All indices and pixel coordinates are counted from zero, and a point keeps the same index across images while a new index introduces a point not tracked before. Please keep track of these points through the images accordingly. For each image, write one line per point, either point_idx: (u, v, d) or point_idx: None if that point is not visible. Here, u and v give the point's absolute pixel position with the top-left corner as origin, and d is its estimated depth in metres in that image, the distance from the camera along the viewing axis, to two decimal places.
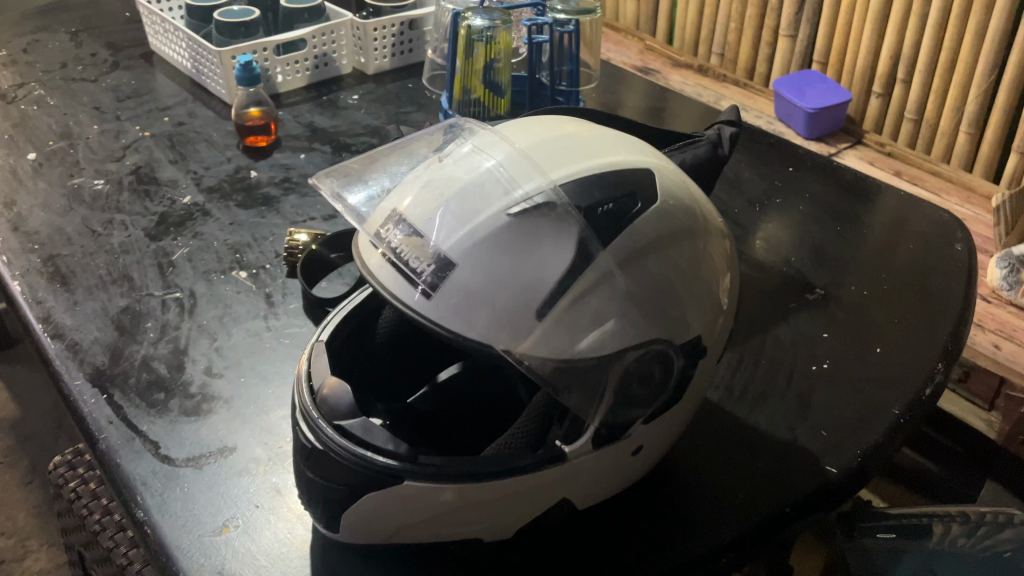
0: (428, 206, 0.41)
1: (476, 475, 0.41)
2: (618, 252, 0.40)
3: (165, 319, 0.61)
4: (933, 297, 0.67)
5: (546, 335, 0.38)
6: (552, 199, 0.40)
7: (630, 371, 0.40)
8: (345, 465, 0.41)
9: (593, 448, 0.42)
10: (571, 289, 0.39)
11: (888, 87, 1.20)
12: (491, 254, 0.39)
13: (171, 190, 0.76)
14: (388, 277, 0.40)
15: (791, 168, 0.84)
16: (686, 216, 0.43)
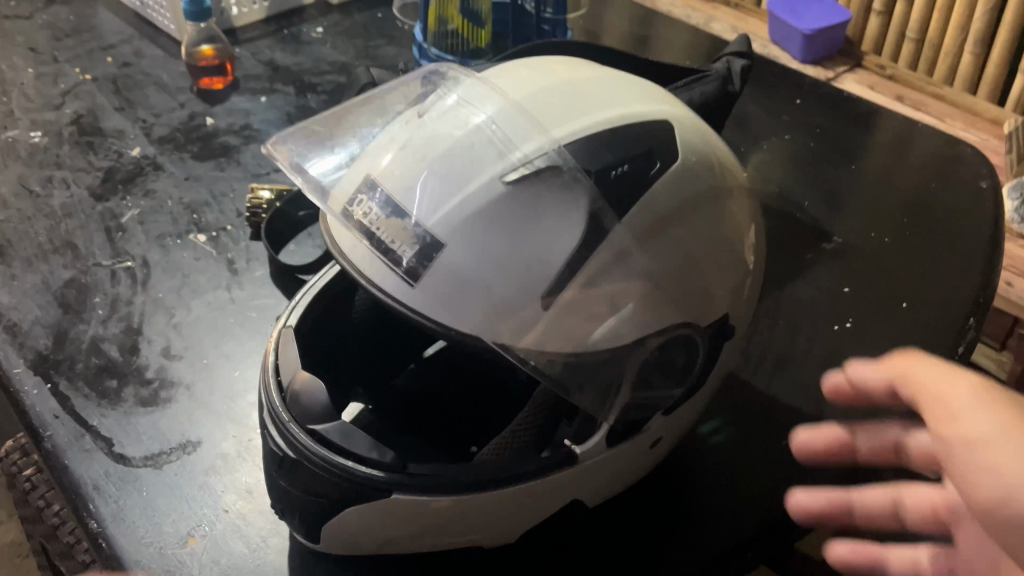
0: (406, 172, 0.35)
1: (475, 483, 0.36)
2: (635, 226, 0.34)
3: (116, 293, 0.55)
4: (957, 242, 0.62)
5: (555, 324, 0.34)
6: (556, 161, 0.34)
7: (649, 362, 0.36)
8: (323, 476, 0.36)
9: (607, 446, 0.37)
10: (582, 271, 0.34)
11: (889, 4, 1.12)
12: (487, 233, 0.33)
13: (118, 142, 0.68)
14: (365, 259, 0.35)
15: (799, 100, 0.77)
16: (709, 173, 0.38)
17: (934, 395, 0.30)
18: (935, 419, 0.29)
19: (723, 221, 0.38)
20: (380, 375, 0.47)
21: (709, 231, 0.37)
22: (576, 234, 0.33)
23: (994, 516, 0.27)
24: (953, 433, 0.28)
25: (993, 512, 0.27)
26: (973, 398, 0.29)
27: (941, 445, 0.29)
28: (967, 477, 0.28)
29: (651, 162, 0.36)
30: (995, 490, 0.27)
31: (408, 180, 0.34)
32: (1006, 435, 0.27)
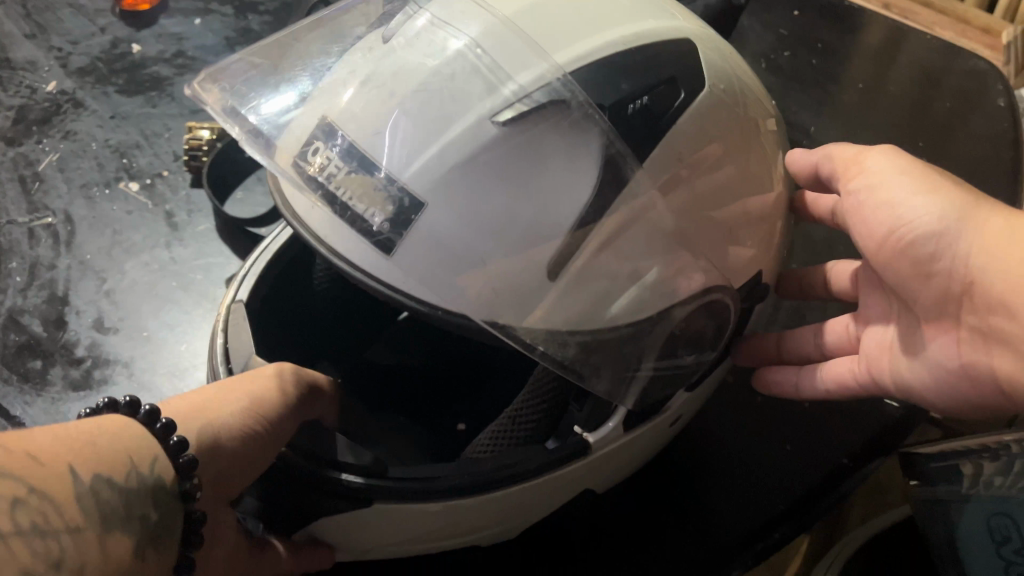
0: (370, 110, 0.28)
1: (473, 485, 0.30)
2: (656, 172, 0.28)
3: (36, 255, 0.47)
4: (976, 168, 0.57)
5: (565, 298, 0.28)
6: (560, 93, 0.27)
7: (674, 333, 0.30)
8: (288, 484, 0.30)
9: (624, 431, 0.32)
10: (599, 231, 0.28)
11: None
12: (480, 188, 0.27)
13: (31, 75, 0.59)
14: (328, 226, 0.29)
15: (797, 11, 0.70)
16: (737, 105, 0.31)
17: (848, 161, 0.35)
18: (848, 176, 0.35)
19: (757, 162, 0.32)
20: (351, 350, 0.40)
21: (741, 177, 0.31)
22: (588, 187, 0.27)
23: (891, 244, 0.33)
24: (859, 184, 0.34)
25: (890, 241, 0.33)
26: (880, 154, 0.34)
27: (849, 199, 0.35)
28: (868, 214, 0.34)
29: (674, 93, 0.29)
30: (891, 219, 0.33)
31: (375, 123, 0.27)
32: (902, 177, 0.33)
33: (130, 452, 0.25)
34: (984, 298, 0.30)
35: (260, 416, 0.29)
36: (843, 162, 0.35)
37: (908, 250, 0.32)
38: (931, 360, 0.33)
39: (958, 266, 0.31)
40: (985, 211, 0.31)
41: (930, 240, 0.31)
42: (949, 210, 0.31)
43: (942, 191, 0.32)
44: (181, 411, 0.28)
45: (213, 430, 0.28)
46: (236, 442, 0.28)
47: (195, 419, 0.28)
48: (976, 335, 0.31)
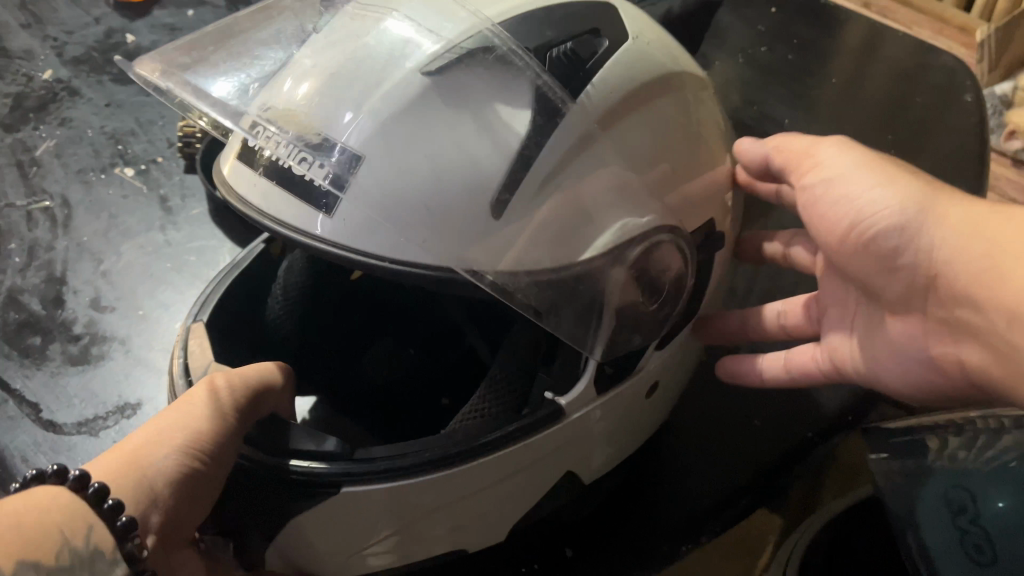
0: (315, 67, 0.31)
1: (449, 455, 0.32)
2: (591, 111, 0.31)
3: (34, 237, 0.49)
4: (943, 159, 0.59)
5: (513, 245, 0.29)
6: (490, 41, 0.31)
7: (628, 276, 0.31)
8: (267, 482, 0.32)
9: (597, 395, 0.34)
10: (541, 163, 0.29)
11: None
12: (416, 136, 0.29)
13: (27, 64, 0.61)
14: (277, 201, 0.30)
15: (775, 8, 0.72)
16: (667, 56, 0.35)
17: (803, 159, 0.36)
18: (803, 172, 0.36)
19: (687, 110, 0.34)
20: (351, 353, 0.42)
21: (674, 121, 0.33)
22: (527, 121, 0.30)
23: (853, 239, 0.33)
24: (817, 179, 0.34)
25: (851, 236, 0.33)
26: (833, 150, 0.35)
27: (806, 195, 0.35)
28: (830, 210, 0.34)
29: (599, 41, 0.33)
30: (851, 214, 0.33)
31: (318, 83, 0.30)
32: (861, 172, 0.33)
33: (60, 524, 0.24)
34: (947, 290, 0.30)
35: (196, 455, 0.30)
36: (796, 157, 0.36)
37: (869, 243, 0.32)
38: (894, 347, 0.34)
39: (921, 258, 0.31)
40: (943, 201, 0.31)
41: (891, 231, 0.31)
42: (908, 202, 0.31)
43: (899, 184, 0.32)
44: (113, 464, 0.28)
45: (149, 479, 0.28)
46: (175, 486, 0.29)
47: (127, 478, 0.28)
48: (943, 326, 0.31)
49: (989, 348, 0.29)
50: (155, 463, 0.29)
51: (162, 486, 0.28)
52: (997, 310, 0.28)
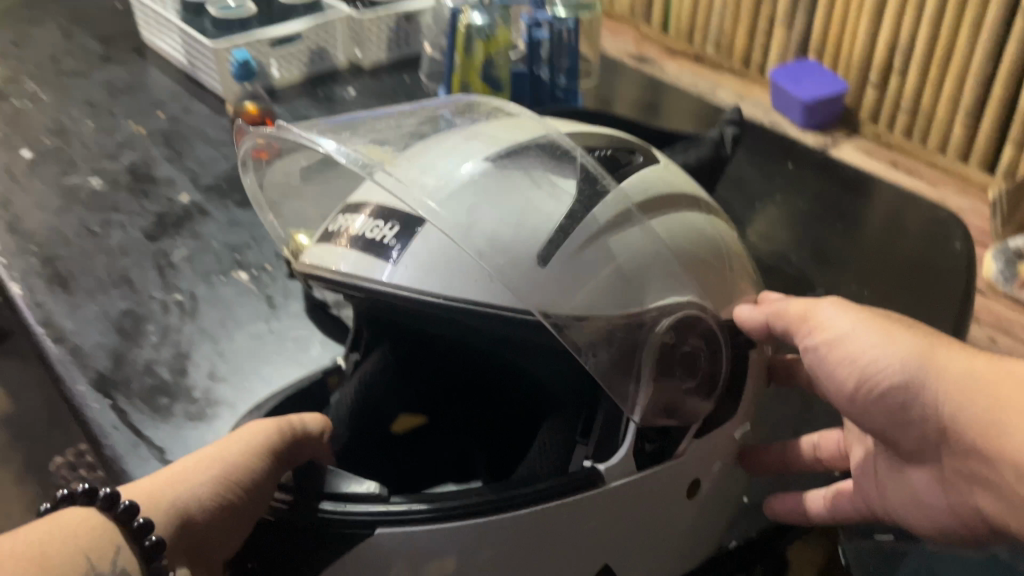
0: (415, 154, 0.44)
1: (497, 506, 0.40)
2: (623, 197, 0.42)
3: (167, 322, 0.61)
4: (932, 298, 0.68)
5: (571, 289, 0.39)
6: (544, 143, 0.45)
7: (663, 345, 0.41)
8: (319, 528, 0.39)
9: (635, 470, 0.42)
10: (578, 234, 0.40)
11: (884, 78, 1.21)
12: (483, 196, 0.40)
13: (168, 189, 0.75)
14: (363, 263, 0.42)
15: (791, 164, 0.84)
16: (683, 180, 0.48)
17: (804, 317, 0.41)
18: (803, 333, 0.41)
19: (697, 211, 0.46)
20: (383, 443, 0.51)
21: (689, 218, 0.45)
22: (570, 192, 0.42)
23: (866, 398, 0.38)
24: (823, 339, 0.40)
25: (860, 393, 0.39)
26: (832, 311, 0.41)
27: (814, 357, 0.41)
28: (839, 368, 0.39)
29: (630, 163, 0.47)
30: (858, 373, 0.38)
31: (416, 159, 0.43)
32: (859, 333, 0.39)
33: (85, 553, 0.32)
34: (956, 441, 0.36)
35: (226, 483, 0.37)
36: (796, 320, 0.41)
37: (877, 399, 0.38)
38: (921, 491, 0.41)
39: (931, 414, 0.36)
40: (938, 353, 0.37)
41: (899, 388, 0.37)
42: (911, 361, 0.37)
43: (896, 340, 0.38)
44: (150, 492, 0.35)
45: (182, 508, 0.35)
46: (207, 512, 0.36)
47: (158, 504, 0.35)
48: (956, 475, 0.37)
49: (999, 496, 0.35)
50: (187, 491, 0.36)
51: (193, 512, 0.36)
52: (1003, 462, 0.34)
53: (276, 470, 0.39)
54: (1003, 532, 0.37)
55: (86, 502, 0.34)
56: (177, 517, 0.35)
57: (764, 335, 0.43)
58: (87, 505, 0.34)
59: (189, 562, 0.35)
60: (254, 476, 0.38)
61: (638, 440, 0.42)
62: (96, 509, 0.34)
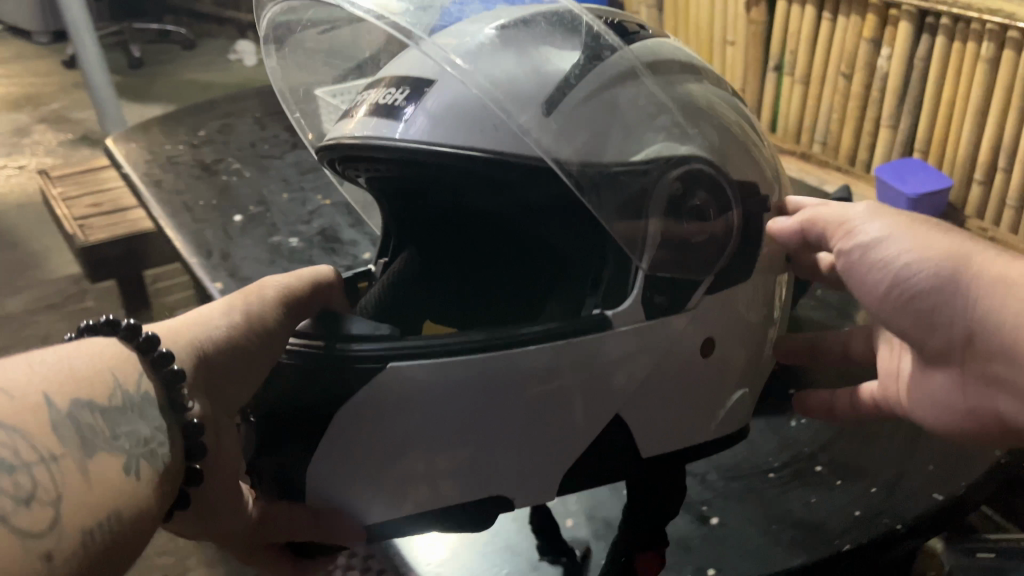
0: (456, 21, 0.68)
1: (503, 344, 0.65)
2: (601, 78, 0.65)
3: None
4: None
5: (570, 137, 0.63)
6: (558, 21, 0.69)
7: (674, 188, 0.64)
8: (347, 360, 0.64)
9: (643, 315, 0.67)
10: (568, 103, 0.63)
11: (988, 174, 1.38)
12: (489, 57, 0.65)
13: (354, 249, 0.91)
14: (387, 125, 0.67)
15: None
16: (664, 54, 0.71)
17: (842, 225, 0.64)
18: (840, 238, 0.63)
19: (655, 68, 0.69)
20: (441, 303, 0.83)
21: (652, 84, 0.66)
22: (574, 61, 0.66)
23: (901, 296, 0.59)
24: (860, 249, 0.61)
25: (894, 294, 0.59)
26: (870, 222, 0.61)
27: (852, 262, 0.62)
28: (879, 272, 0.60)
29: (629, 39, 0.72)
30: (897, 282, 0.59)
31: (455, 27, 0.68)
32: (896, 244, 0.59)
33: (108, 372, 0.49)
34: (974, 341, 0.57)
35: (234, 334, 0.60)
36: (832, 226, 0.64)
37: (911, 300, 0.58)
38: (941, 383, 0.62)
39: (958, 317, 0.56)
40: (966, 268, 0.56)
41: (933, 297, 0.57)
42: (941, 274, 0.56)
43: (921, 251, 0.58)
44: (179, 332, 0.57)
45: (199, 343, 0.58)
46: (216, 347, 0.58)
47: (181, 343, 0.56)
48: (972, 367, 0.58)
49: (1005, 381, 0.56)
50: (204, 331, 0.59)
51: (207, 347, 0.58)
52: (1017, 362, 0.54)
53: (284, 316, 0.64)
54: (1004, 423, 0.59)
55: (107, 332, 0.53)
56: (195, 350, 0.57)
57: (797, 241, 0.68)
58: (110, 334, 0.53)
59: (207, 389, 0.57)
60: (266, 316, 0.63)
61: (645, 290, 0.67)
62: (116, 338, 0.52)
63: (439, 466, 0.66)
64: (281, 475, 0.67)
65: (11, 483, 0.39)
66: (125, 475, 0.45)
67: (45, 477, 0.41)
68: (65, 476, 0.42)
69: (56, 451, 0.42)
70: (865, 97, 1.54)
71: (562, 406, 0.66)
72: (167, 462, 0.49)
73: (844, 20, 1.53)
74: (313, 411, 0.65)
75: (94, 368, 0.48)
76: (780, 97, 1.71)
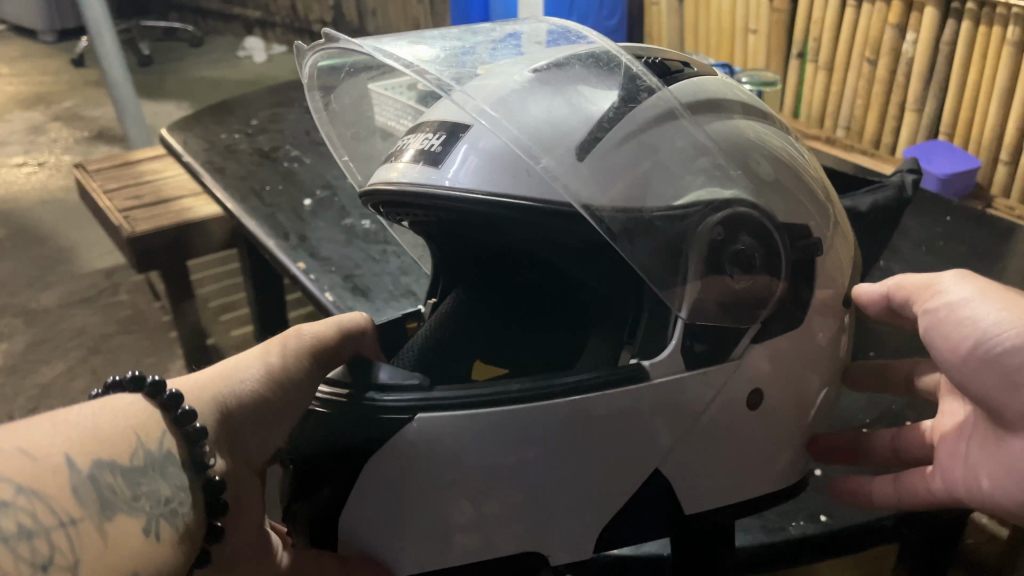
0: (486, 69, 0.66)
1: (540, 396, 0.60)
2: (642, 119, 0.61)
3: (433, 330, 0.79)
4: None
5: (604, 185, 0.58)
6: (590, 63, 0.66)
7: (713, 237, 0.60)
8: (372, 411, 0.60)
9: (685, 367, 0.62)
10: (603, 146, 0.59)
11: (1014, 154, 1.42)
12: (520, 104, 0.61)
13: None
14: (417, 175, 0.63)
15: (949, 217, 0.99)
16: (712, 91, 0.68)
17: (928, 287, 0.61)
18: (928, 300, 0.60)
19: (701, 108, 0.65)
20: (492, 349, 0.78)
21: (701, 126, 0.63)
22: (611, 102, 0.62)
23: (977, 353, 0.54)
24: (947, 309, 0.58)
25: (972, 351, 0.54)
26: (960, 287, 0.58)
27: (937, 320, 0.58)
28: (959, 331, 0.56)
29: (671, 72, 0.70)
30: (976, 339, 0.54)
31: (485, 73, 0.65)
32: (982, 307, 0.55)
33: (136, 433, 0.47)
34: None
35: (261, 385, 0.57)
36: (920, 288, 0.62)
37: (993, 358, 0.53)
38: (1013, 457, 0.55)
39: None
40: None
41: (1012, 356, 0.52)
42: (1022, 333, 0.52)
43: (1011, 312, 0.53)
44: (191, 389, 0.54)
45: (219, 400, 0.54)
46: (233, 404, 0.55)
47: (199, 396, 0.53)
48: None
49: None
50: (230, 385, 0.56)
51: (231, 403, 0.55)
52: None
53: (314, 368, 0.61)
54: None
55: (134, 388, 0.50)
56: (217, 405, 0.54)
57: (879, 307, 0.67)
58: (135, 389, 0.50)
59: (229, 445, 0.54)
60: (294, 371, 0.59)
61: (685, 339, 0.62)
62: (142, 395, 0.49)
63: (486, 512, 0.61)
64: (310, 520, 0.63)
65: (28, 550, 0.39)
66: (146, 538, 0.44)
67: (62, 541, 0.40)
68: (84, 543, 0.41)
69: (75, 515, 0.42)
70: (889, 81, 1.57)
71: (604, 456, 0.61)
72: (190, 522, 0.48)
73: (868, 7, 1.56)
74: (337, 466, 0.61)
75: (117, 429, 0.46)
76: (804, 84, 1.75)
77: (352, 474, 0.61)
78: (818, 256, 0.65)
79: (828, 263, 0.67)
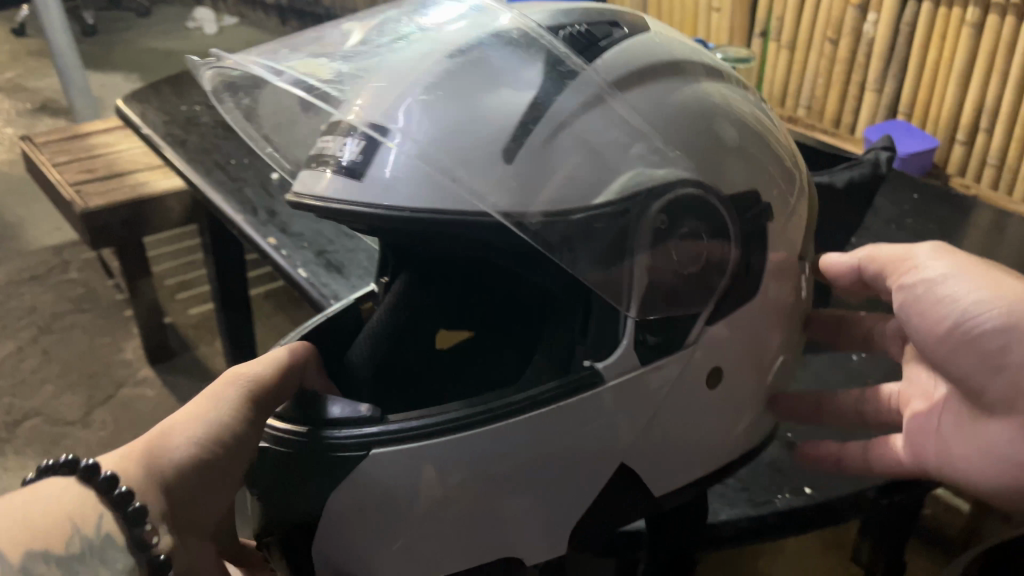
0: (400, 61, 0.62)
1: (489, 421, 0.59)
2: (567, 107, 0.58)
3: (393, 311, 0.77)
4: None
5: (536, 188, 0.57)
6: (516, 37, 0.62)
7: (658, 222, 0.58)
8: (326, 447, 0.60)
9: (637, 363, 0.61)
10: (534, 139, 0.57)
11: (971, 135, 1.45)
12: (436, 111, 0.58)
13: None
14: (340, 188, 0.60)
15: (916, 195, 1.01)
16: (656, 54, 0.64)
17: (905, 257, 0.61)
18: (903, 275, 0.60)
19: (637, 80, 0.61)
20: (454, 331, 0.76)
21: (639, 104, 0.60)
22: (539, 86, 0.58)
23: (960, 331, 0.55)
24: (926, 285, 0.58)
25: (954, 329, 0.55)
26: (938, 262, 0.58)
27: (914, 296, 0.59)
28: (940, 307, 0.56)
29: (610, 32, 0.65)
30: (959, 318, 0.55)
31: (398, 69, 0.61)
32: (963, 284, 0.56)
33: (70, 521, 0.45)
34: None
35: (196, 445, 0.54)
36: (895, 262, 0.61)
37: (978, 337, 0.54)
38: (989, 434, 0.57)
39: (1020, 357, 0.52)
40: None
41: (999, 335, 0.53)
42: (1010, 312, 0.53)
43: (992, 291, 0.54)
44: (119, 463, 0.50)
45: (156, 471, 0.52)
46: (170, 471, 0.52)
47: (130, 470, 0.50)
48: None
49: None
50: (166, 450, 0.53)
51: (172, 472, 0.52)
52: None
53: (256, 414, 0.58)
54: None
55: (67, 471, 0.48)
56: (154, 478, 0.51)
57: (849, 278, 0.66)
58: (69, 472, 0.48)
59: (171, 517, 0.52)
60: (230, 419, 0.56)
61: (636, 334, 0.61)
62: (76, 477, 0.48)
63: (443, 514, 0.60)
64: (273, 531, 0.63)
65: None
66: None
67: None
68: None
69: None
70: (851, 62, 1.59)
71: (567, 447, 0.61)
72: None
73: None
74: (296, 491, 0.61)
75: (54, 516, 0.45)
76: (766, 62, 1.77)
77: (309, 488, 0.60)
78: (770, 223, 0.64)
79: (787, 233, 0.67)
